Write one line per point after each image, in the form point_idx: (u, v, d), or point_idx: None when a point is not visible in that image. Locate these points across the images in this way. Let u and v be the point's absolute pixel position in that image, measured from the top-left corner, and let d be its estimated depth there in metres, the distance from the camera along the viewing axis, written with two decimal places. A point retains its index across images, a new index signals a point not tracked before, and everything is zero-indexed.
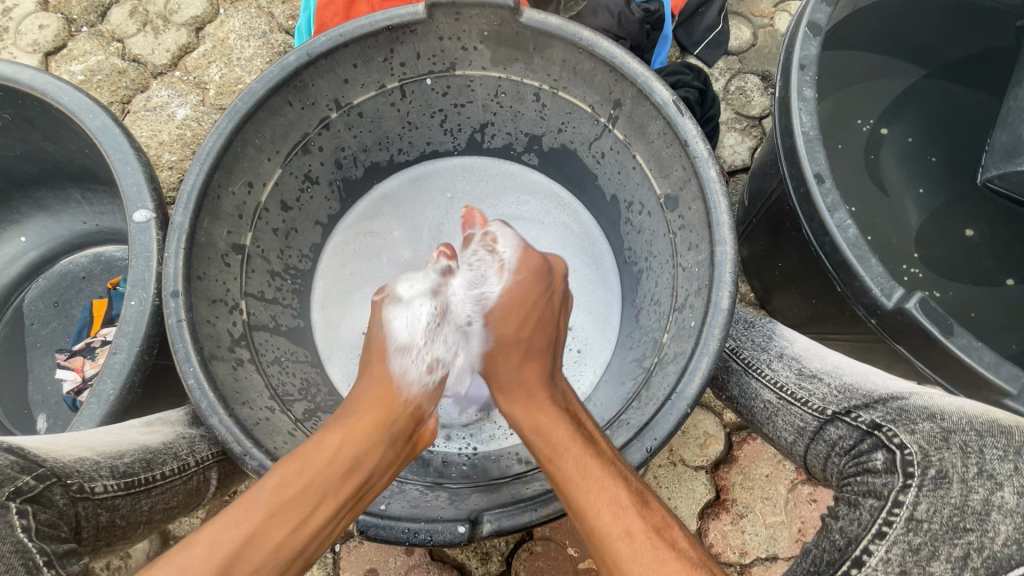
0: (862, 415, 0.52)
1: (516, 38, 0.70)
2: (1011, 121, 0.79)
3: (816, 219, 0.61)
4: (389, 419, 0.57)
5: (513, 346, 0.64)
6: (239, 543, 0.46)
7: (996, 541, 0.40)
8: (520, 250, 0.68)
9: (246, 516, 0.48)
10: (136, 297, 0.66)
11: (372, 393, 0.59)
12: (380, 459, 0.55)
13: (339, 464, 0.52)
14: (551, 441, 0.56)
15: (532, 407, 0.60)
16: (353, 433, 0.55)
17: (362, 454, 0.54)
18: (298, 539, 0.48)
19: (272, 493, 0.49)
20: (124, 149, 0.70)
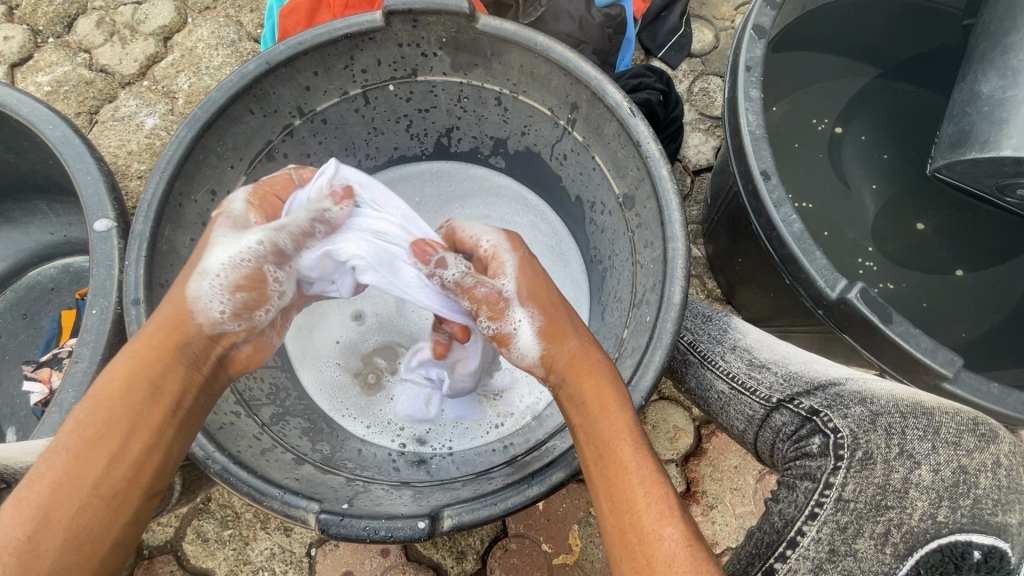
0: (804, 402, 0.56)
1: (474, 44, 0.72)
2: (958, 112, 0.76)
3: (764, 215, 0.63)
4: (182, 345, 0.53)
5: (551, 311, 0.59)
6: (48, 486, 0.45)
7: (914, 517, 0.43)
8: (504, 233, 0.64)
9: (51, 466, 0.46)
10: (97, 306, 0.66)
11: (163, 315, 0.54)
12: (182, 378, 0.53)
13: (132, 390, 0.50)
14: (609, 420, 0.52)
15: (594, 374, 0.55)
16: (143, 358, 0.52)
17: (157, 375, 0.51)
18: (114, 471, 0.47)
19: (72, 436, 0.47)
20: (85, 160, 0.72)
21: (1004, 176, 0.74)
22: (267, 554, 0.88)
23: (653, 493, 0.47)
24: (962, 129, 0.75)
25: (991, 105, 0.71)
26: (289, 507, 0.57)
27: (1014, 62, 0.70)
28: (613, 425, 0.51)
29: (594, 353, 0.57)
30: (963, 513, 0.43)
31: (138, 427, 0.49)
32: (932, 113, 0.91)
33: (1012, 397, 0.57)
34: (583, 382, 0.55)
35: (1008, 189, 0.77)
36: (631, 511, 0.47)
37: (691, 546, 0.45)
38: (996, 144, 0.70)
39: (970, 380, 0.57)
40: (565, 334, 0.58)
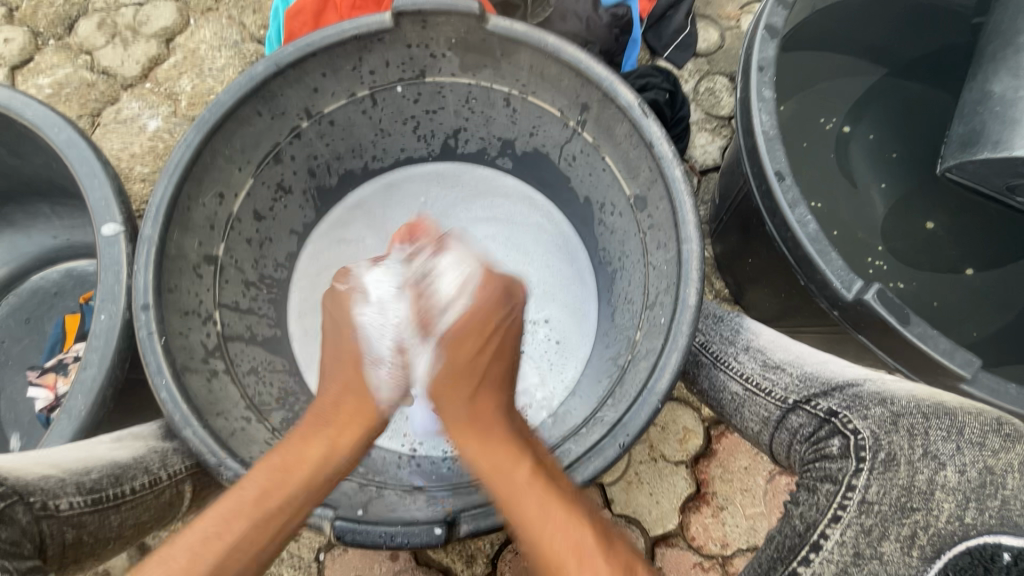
0: (821, 403, 0.55)
1: (483, 45, 0.71)
2: (968, 112, 0.76)
3: (778, 215, 0.63)
4: (370, 426, 0.61)
5: (491, 364, 0.64)
6: (228, 543, 0.48)
7: (941, 519, 0.44)
8: (481, 269, 0.68)
9: (243, 516, 0.50)
10: (105, 312, 0.66)
11: (350, 398, 0.63)
12: (357, 454, 0.59)
13: (330, 465, 0.56)
14: (506, 476, 0.54)
15: (485, 441, 0.58)
16: (341, 436, 0.59)
17: (348, 453, 0.58)
18: (290, 531, 0.52)
19: (256, 499, 0.51)
20: (91, 164, 0.71)
21: (1015, 176, 0.73)
22: (275, 559, 0.87)
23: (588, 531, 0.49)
24: (973, 129, 0.74)
25: (1003, 105, 0.71)
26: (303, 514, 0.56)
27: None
28: (558, 477, 0.54)
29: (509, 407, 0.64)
30: (990, 514, 0.43)
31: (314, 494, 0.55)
32: (940, 112, 0.90)
33: None
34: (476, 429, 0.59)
35: (1018, 189, 0.77)
36: (541, 546, 0.49)
37: None
38: (1008, 144, 0.69)
39: (987, 381, 0.57)
40: (489, 383, 0.63)
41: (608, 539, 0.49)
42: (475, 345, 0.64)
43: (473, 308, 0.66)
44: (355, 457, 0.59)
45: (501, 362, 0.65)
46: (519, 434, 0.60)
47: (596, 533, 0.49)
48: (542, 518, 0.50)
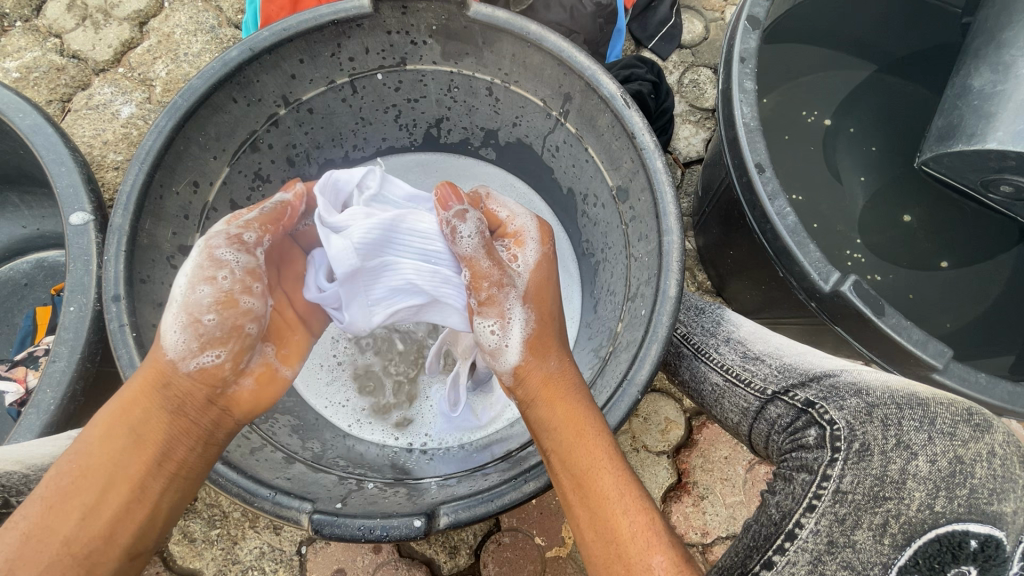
0: (799, 394, 0.56)
1: (465, 32, 0.70)
2: (949, 106, 0.77)
3: (758, 208, 0.63)
4: (168, 386, 0.52)
5: (550, 335, 0.60)
6: (20, 542, 0.45)
7: (912, 508, 0.44)
8: (537, 221, 0.65)
9: (25, 514, 0.46)
10: (75, 303, 0.64)
11: (146, 360, 0.54)
12: (165, 425, 0.51)
13: (129, 438, 0.50)
14: (586, 454, 0.52)
15: (569, 411, 0.55)
16: (129, 403, 0.51)
17: (145, 423, 0.51)
18: (91, 526, 0.46)
19: (46, 488, 0.47)
20: (58, 150, 0.69)
21: (988, 170, 0.75)
22: (256, 553, 0.87)
23: (620, 505, 0.49)
24: (951, 123, 0.75)
25: (981, 99, 0.72)
26: (280, 508, 0.56)
27: (1006, 57, 0.70)
28: (595, 442, 0.52)
29: (572, 376, 0.58)
30: (959, 502, 0.43)
31: (116, 480, 0.48)
32: (918, 107, 0.92)
33: (998, 387, 0.58)
34: (550, 396, 0.56)
35: (992, 185, 0.78)
36: (609, 520, 0.48)
37: (680, 568, 0.45)
38: (982, 137, 0.70)
39: (958, 370, 0.58)
40: (549, 356, 0.59)
41: (629, 514, 0.48)
42: (543, 311, 0.61)
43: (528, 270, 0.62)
44: (168, 431, 0.51)
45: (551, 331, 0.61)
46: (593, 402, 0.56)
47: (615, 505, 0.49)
48: (615, 497, 0.49)
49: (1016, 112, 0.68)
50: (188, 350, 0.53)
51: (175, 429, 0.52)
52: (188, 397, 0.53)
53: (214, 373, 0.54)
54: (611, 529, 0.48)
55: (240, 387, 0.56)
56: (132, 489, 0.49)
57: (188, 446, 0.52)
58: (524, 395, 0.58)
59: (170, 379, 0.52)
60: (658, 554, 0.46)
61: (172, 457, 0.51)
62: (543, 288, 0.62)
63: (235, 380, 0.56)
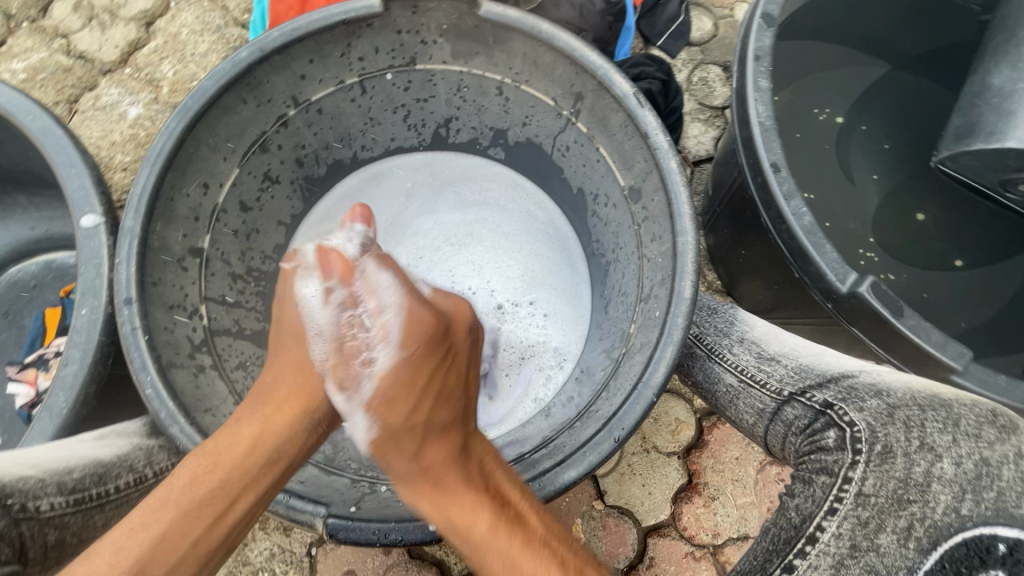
0: (816, 395, 0.55)
1: (475, 31, 0.69)
2: (967, 104, 0.75)
3: (774, 207, 0.62)
4: (310, 407, 0.56)
5: (403, 431, 0.53)
6: (152, 538, 0.45)
7: (937, 512, 0.44)
8: (403, 315, 0.54)
9: (159, 515, 0.46)
10: (87, 306, 0.64)
11: (292, 377, 0.57)
12: (298, 445, 0.54)
13: (263, 453, 0.52)
14: (467, 540, 0.50)
15: (439, 499, 0.52)
16: (275, 418, 0.54)
17: (284, 442, 0.53)
18: (216, 533, 0.48)
19: (181, 491, 0.47)
20: (68, 152, 0.69)
21: (1009, 170, 0.74)
22: (266, 554, 0.87)
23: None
24: (969, 121, 0.74)
25: (1000, 97, 0.71)
26: (293, 511, 0.55)
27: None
28: (476, 528, 0.49)
29: (439, 455, 0.53)
30: (987, 505, 0.43)
31: (250, 486, 0.50)
32: (932, 104, 0.90)
33: (1018, 389, 0.57)
34: (424, 485, 0.53)
35: (1011, 184, 0.77)
36: None
37: None
38: (1002, 136, 0.69)
39: (978, 372, 0.57)
40: (426, 437, 0.53)
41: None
42: (411, 399, 0.53)
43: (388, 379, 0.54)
44: (297, 449, 0.54)
45: (448, 403, 0.55)
46: (465, 475, 0.52)
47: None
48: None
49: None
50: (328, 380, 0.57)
51: (305, 447, 0.55)
52: (319, 422, 0.57)
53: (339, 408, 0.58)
54: None
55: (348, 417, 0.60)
56: (257, 501, 0.51)
57: (305, 460, 0.55)
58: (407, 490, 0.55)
59: (310, 403, 0.56)
60: None
61: (289, 476, 0.54)
62: (427, 367, 0.54)
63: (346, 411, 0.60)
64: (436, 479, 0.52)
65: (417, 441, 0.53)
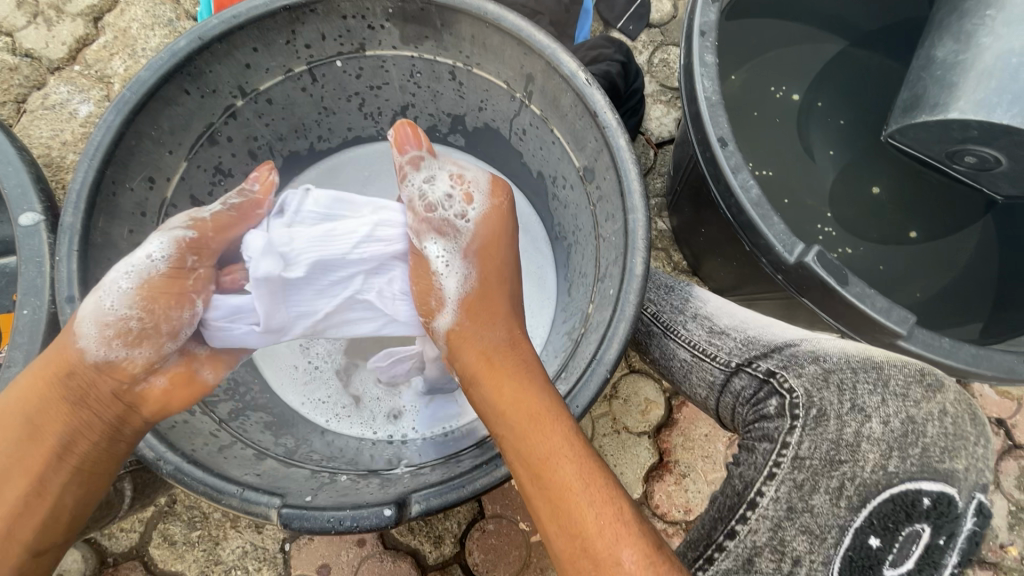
0: (760, 364, 0.56)
1: (422, 15, 0.69)
2: (914, 78, 0.76)
3: (722, 181, 0.62)
4: (66, 376, 0.54)
5: (487, 303, 0.62)
6: None
7: (865, 469, 0.45)
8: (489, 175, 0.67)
9: None
10: (29, 306, 0.62)
11: (57, 344, 0.55)
12: (68, 420, 0.54)
13: (23, 429, 0.53)
14: (546, 437, 0.51)
15: (522, 388, 0.55)
16: (31, 394, 0.54)
17: (40, 413, 0.53)
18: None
19: None
20: (6, 150, 0.67)
21: (952, 142, 0.75)
22: (239, 552, 0.86)
23: (568, 475, 0.49)
24: (916, 94, 0.75)
25: (944, 69, 0.71)
26: (248, 503, 0.55)
27: (967, 27, 0.70)
28: (555, 427, 0.52)
29: (514, 346, 0.59)
30: (912, 462, 0.45)
31: (18, 469, 0.52)
32: (884, 78, 0.92)
33: (961, 350, 0.59)
34: (488, 365, 0.58)
35: (956, 156, 0.78)
36: (576, 514, 0.48)
37: (653, 563, 0.45)
38: (946, 107, 0.70)
39: (923, 336, 0.59)
40: (494, 324, 0.61)
41: (578, 483, 0.49)
42: (494, 272, 0.63)
43: (485, 230, 0.63)
44: (69, 424, 0.54)
45: (513, 309, 0.63)
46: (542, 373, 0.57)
47: (569, 471, 0.50)
48: (583, 481, 0.49)
49: (978, 81, 0.67)
50: (100, 347, 0.55)
51: (81, 423, 0.54)
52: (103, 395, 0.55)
53: (132, 372, 0.56)
54: (576, 522, 0.47)
55: (152, 385, 0.58)
56: (38, 482, 0.52)
57: (92, 440, 0.55)
58: (469, 376, 0.59)
59: (71, 371, 0.54)
60: (628, 543, 0.46)
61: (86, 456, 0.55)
62: (492, 245, 0.64)
63: (146, 377, 0.57)
64: (502, 364, 0.57)
65: (489, 322, 0.61)
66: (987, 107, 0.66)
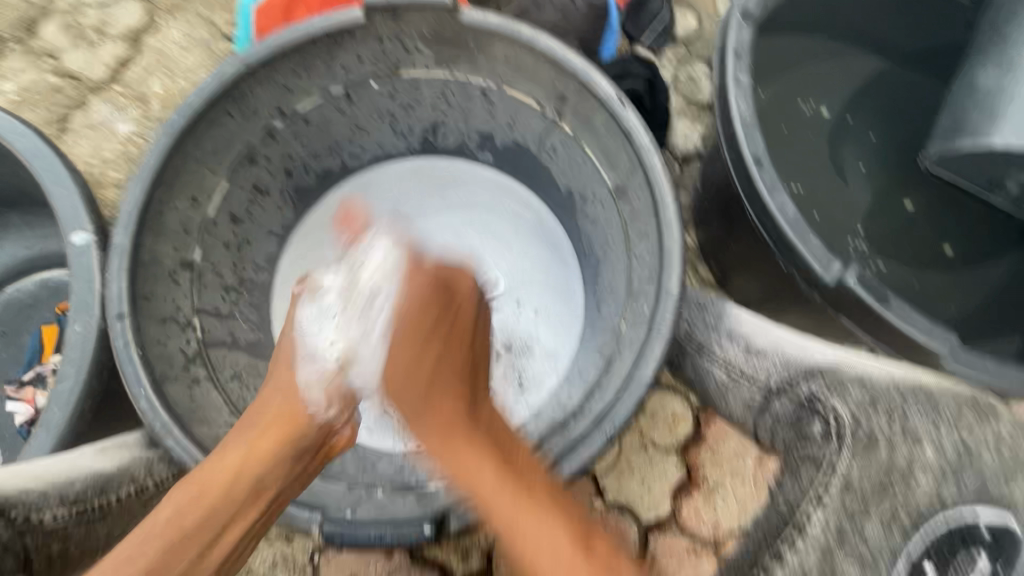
0: (801, 386, 0.55)
1: (457, 38, 0.70)
2: (954, 103, 0.76)
3: (758, 200, 0.63)
4: (295, 434, 0.58)
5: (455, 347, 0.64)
6: (149, 564, 0.47)
7: (917, 493, 0.48)
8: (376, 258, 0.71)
9: (164, 533, 0.49)
10: (79, 322, 0.65)
11: (278, 404, 0.61)
12: (286, 469, 0.56)
13: (249, 484, 0.53)
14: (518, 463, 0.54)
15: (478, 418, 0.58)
16: (261, 444, 0.56)
17: (269, 471, 0.55)
18: (203, 566, 0.49)
19: (169, 524, 0.49)
20: (58, 170, 0.70)
21: (994, 168, 0.74)
22: (269, 563, 0.87)
23: (517, 507, 0.50)
24: (956, 119, 0.75)
25: (986, 97, 0.72)
26: (290, 517, 0.58)
27: (1011, 53, 0.71)
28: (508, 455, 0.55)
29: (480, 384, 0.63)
30: (968, 489, 0.47)
31: (235, 518, 0.52)
32: (914, 94, 0.92)
33: (1005, 372, 0.58)
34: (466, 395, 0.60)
35: (998, 185, 0.80)
36: (562, 527, 0.49)
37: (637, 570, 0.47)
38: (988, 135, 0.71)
39: (967, 358, 0.58)
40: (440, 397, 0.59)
41: (546, 509, 0.50)
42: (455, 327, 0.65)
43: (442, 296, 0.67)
44: (287, 476, 0.56)
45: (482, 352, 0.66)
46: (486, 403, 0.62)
47: (524, 491, 0.51)
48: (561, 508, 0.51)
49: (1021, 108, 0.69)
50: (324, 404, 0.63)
51: (299, 476, 0.58)
52: (300, 450, 0.58)
53: (324, 424, 0.62)
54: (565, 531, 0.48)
55: (340, 436, 0.64)
56: (244, 534, 0.52)
57: (294, 491, 0.57)
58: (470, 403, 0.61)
59: (296, 429, 0.59)
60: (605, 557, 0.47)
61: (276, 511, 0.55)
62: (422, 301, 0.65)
63: (338, 432, 0.63)
64: (431, 408, 0.58)
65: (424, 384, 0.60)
66: None
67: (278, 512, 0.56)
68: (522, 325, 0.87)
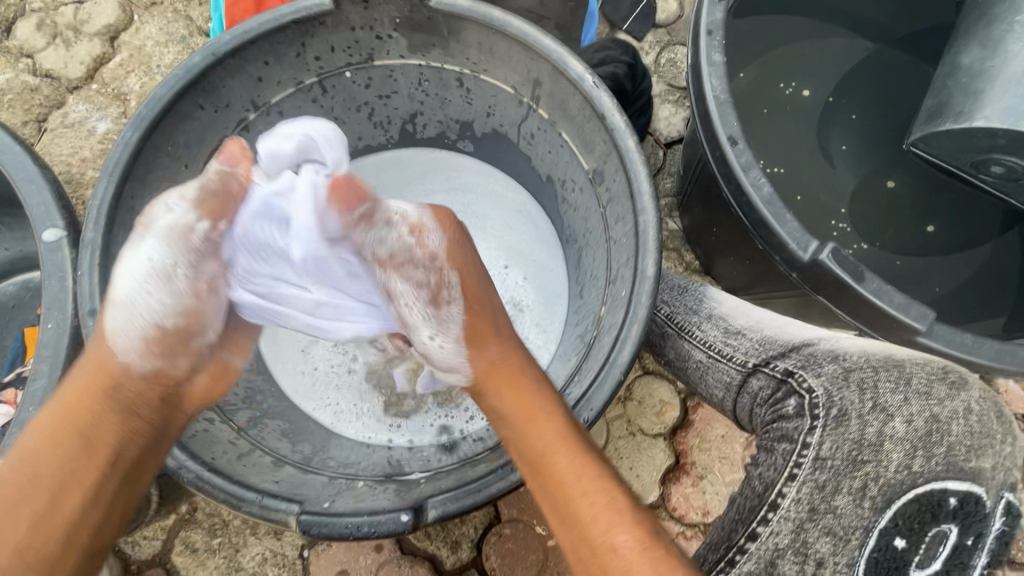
0: (778, 365, 0.58)
1: (429, 23, 0.69)
2: (938, 85, 0.76)
3: (733, 181, 0.62)
4: (117, 383, 0.53)
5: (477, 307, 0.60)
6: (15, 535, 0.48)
7: (889, 468, 0.49)
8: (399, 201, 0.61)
9: None
10: (52, 320, 0.65)
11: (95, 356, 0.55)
12: (136, 439, 0.54)
13: (77, 443, 0.51)
14: (551, 448, 0.52)
15: (512, 384, 0.57)
16: (81, 403, 0.52)
17: (108, 430, 0.52)
18: (75, 528, 0.50)
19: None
20: (27, 168, 0.69)
21: (976, 150, 0.74)
22: (258, 559, 0.87)
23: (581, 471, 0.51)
24: (940, 101, 0.74)
25: (969, 76, 0.71)
26: (267, 510, 0.56)
27: (994, 33, 0.70)
28: (547, 426, 0.53)
29: (515, 359, 0.59)
30: (937, 461, 0.49)
31: (74, 481, 0.50)
32: (896, 75, 0.91)
33: (985, 345, 0.58)
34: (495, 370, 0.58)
35: (982, 166, 0.76)
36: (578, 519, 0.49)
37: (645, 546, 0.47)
38: (970, 115, 0.69)
39: (943, 332, 0.58)
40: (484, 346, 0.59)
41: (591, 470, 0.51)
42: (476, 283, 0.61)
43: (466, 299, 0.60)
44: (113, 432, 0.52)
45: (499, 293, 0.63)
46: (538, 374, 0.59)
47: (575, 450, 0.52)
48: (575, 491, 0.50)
49: (1003, 88, 0.67)
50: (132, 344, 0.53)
51: (132, 425, 0.53)
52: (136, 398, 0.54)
53: (162, 375, 0.55)
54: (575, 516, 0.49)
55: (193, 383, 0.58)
56: (106, 496, 0.52)
57: (137, 444, 0.54)
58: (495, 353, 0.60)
59: (135, 388, 0.54)
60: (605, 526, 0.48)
61: (135, 466, 0.54)
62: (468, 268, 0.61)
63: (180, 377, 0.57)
64: (496, 359, 0.58)
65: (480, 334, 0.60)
66: (1012, 116, 0.65)
67: (130, 468, 0.53)
68: (508, 288, 0.87)
